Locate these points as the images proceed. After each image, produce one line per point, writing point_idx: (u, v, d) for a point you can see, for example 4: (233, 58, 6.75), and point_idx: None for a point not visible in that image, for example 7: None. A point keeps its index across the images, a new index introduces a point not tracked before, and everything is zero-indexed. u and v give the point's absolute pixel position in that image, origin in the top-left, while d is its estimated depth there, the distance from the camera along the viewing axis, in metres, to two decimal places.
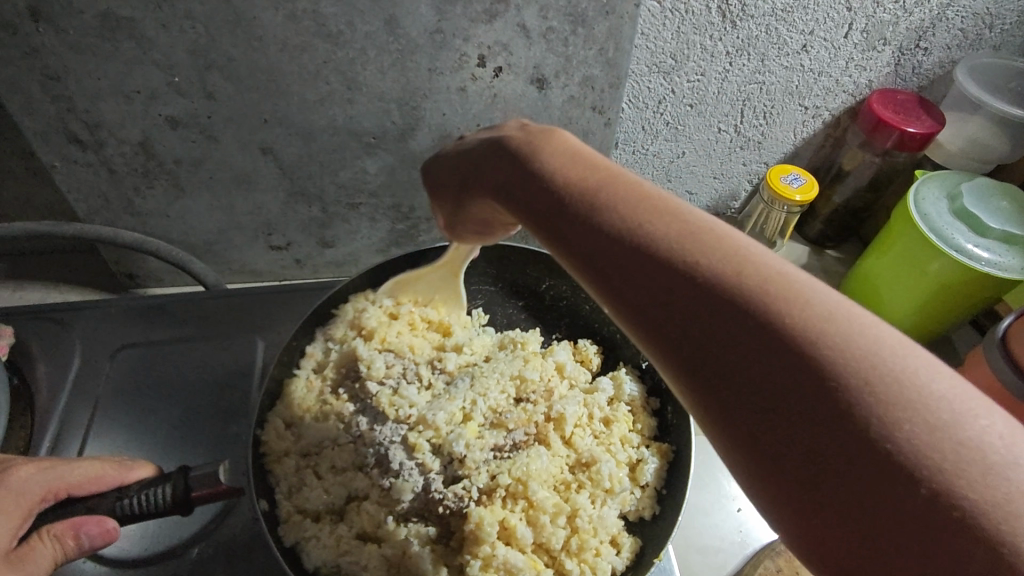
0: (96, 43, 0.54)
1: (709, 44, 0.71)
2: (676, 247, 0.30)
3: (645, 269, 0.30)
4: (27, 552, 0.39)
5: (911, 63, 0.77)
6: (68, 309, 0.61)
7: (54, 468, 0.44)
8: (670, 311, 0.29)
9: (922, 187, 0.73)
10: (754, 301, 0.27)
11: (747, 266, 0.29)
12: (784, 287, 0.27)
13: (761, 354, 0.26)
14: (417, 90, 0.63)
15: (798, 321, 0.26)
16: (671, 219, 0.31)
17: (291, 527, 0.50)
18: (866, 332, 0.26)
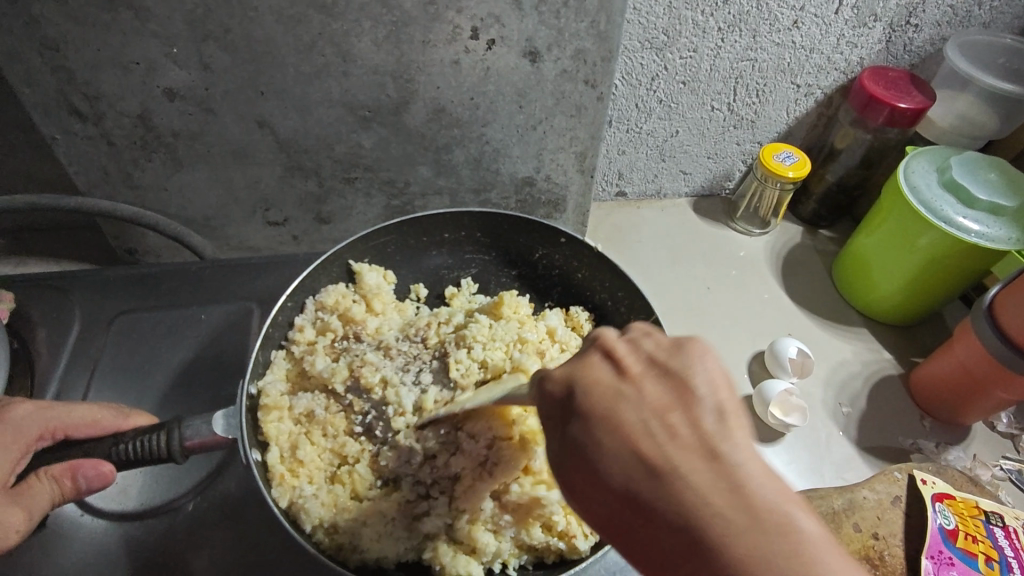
0: (95, 13, 0.56)
1: (701, 20, 0.71)
2: (634, 442, 0.32)
3: (605, 478, 0.33)
4: (27, 488, 0.43)
5: (902, 39, 0.78)
6: (67, 277, 0.62)
7: (54, 410, 0.46)
8: (620, 508, 0.32)
9: (912, 162, 0.74)
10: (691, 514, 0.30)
11: (693, 458, 0.31)
12: (721, 489, 0.30)
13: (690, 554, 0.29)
14: (411, 63, 0.64)
15: (722, 525, 0.29)
16: (631, 406, 0.34)
17: (286, 488, 0.49)
18: (787, 533, 0.28)
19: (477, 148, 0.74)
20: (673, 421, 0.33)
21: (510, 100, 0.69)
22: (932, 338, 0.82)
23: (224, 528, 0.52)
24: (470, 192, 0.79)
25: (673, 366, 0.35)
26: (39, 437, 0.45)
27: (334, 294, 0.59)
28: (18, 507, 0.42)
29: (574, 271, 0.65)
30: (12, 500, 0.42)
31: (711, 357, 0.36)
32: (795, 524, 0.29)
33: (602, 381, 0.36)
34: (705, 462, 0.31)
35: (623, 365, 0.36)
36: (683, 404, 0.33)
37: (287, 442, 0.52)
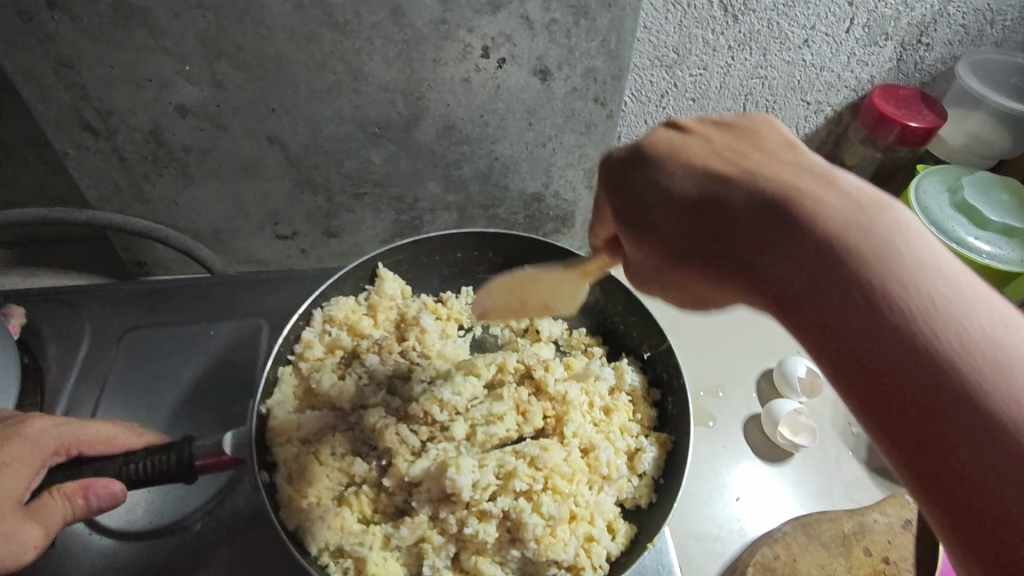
0: (109, 31, 0.56)
1: (711, 38, 0.71)
2: (766, 241, 0.36)
3: (731, 204, 0.37)
4: (41, 506, 0.42)
5: (913, 58, 0.78)
6: (77, 292, 0.62)
7: (68, 426, 0.46)
8: (749, 274, 0.37)
9: (923, 180, 0.74)
10: (852, 240, 0.33)
11: (780, 215, 0.35)
12: (849, 214, 0.35)
13: (869, 323, 0.32)
14: (422, 80, 0.64)
15: (873, 274, 0.33)
16: (757, 181, 0.37)
17: (293, 510, 0.49)
18: (893, 280, 0.32)
19: (486, 164, 0.74)
20: (799, 208, 0.35)
21: (520, 117, 0.69)
22: None
23: (231, 547, 0.52)
24: (479, 207, 0.79)
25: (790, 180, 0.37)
26: (53, 452, 0.45)
27: (345, 307, 0.60)
28: (31, 524, 0.41)
29: (588, 293, 0.65)
30: (27, 516, 0.42)
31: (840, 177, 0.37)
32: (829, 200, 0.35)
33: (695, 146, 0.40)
34: (788, 190, 0.36)
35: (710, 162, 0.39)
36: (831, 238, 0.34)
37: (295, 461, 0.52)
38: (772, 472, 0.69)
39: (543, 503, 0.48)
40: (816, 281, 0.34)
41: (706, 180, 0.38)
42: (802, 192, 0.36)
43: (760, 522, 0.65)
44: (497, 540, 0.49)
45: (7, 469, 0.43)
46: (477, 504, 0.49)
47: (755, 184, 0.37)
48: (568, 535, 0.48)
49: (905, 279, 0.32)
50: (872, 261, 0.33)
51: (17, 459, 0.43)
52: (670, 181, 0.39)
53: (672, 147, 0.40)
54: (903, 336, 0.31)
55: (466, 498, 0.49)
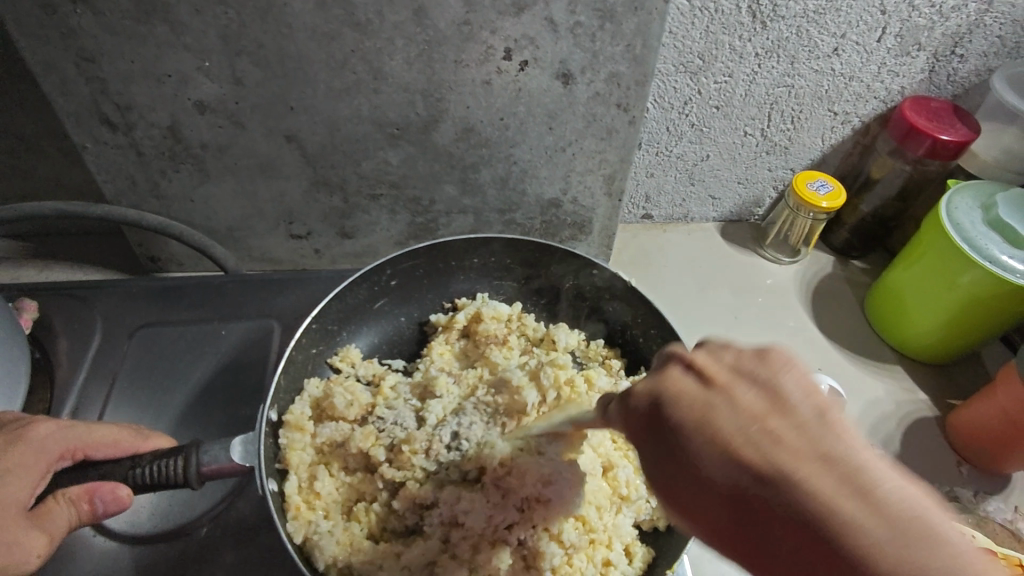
0: (130, 25, 0.55)
1: (738, 45, 0.70)
2: (729, 444, 0.31)
3: (711, 481, 0.31)
4: (45, 512, 0.41)
5: (946, 70, 0.75)
6: (91, 287, 0.62)
7: (74, 429, 0.46)
8: (725, 516, 0.31)
9: (955, 196, 0.71)
10: (772, 487, 0.29)
11: (744, 381, 0.33)
12: (749, 431, 0.30)
13: (803, 533, 0.28)
14: (442, 82, 0.63)
15: (847, 522, 0.27)
16: (706, 407, 0.32)
17: (300, 523, 0.48)
18: (843, 474, 0.28)
19: (504, 168, 0.73)
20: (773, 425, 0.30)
21: (541, 121, 0.68)
22: (969, 379, 0.79)
23: (235, 553, 0.51)
24: (495, 211, 0.78)
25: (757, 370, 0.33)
26: (59, 457, 0.45)
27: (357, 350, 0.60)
28: (33, 531, 0.41)
29: (606, 304, 0.63)
30: (32, 523, 0.41)
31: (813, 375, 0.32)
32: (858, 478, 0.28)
33: (688, 391, 0.33)
34: (738, 379, 0.33)
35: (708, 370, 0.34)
36: (781, 409, 0.31)
37: (307, 472, 0.51)
38: None
39: (560, 530, 0.48)
40: (782, 521, 0.28)
41: (659, 393, 0.34)
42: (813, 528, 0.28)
43: None
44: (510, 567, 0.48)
45: (10, 477, 0.42)
46: (490, 530, 0.49)
47: (731, 420, 0.31)
48: (584, 563, 0.48)
49: (839, 534, 0.27)
50: (829, 501, 0.27)
51: (21, 465, 0.43)
52: (705, 435, 0.32)
53: (690, 428, 0.32)
54: (830, 520, 0.27)
55: (480, 525, 0.49)
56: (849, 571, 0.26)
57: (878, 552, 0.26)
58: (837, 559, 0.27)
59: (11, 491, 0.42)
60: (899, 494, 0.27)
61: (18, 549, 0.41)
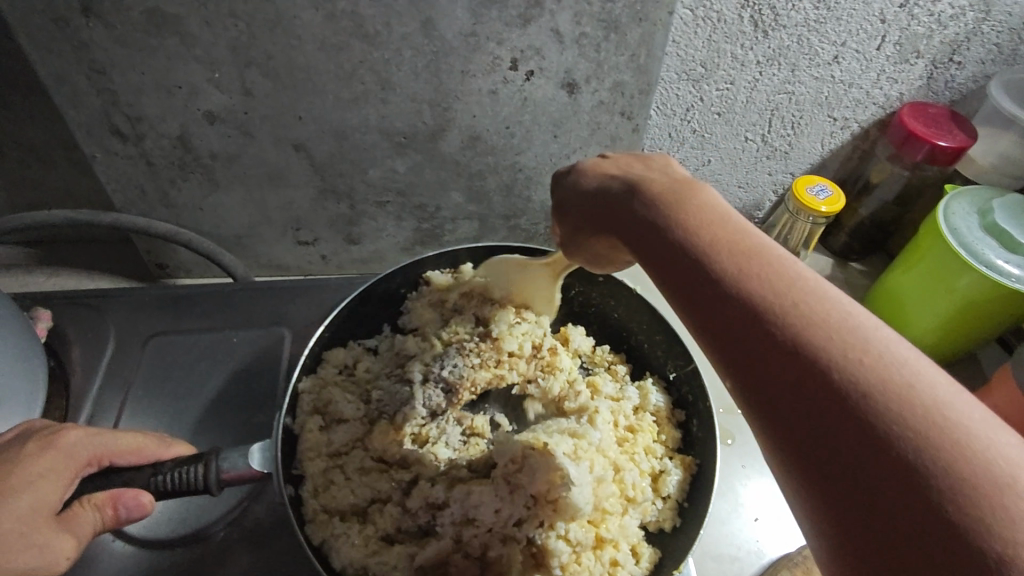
0: (141, 38, 0.56)
1: (740, 53, 0.71)
2: (740, 270, 0.33)
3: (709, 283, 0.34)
4: (73, 516, 0.42)
5: (944, 76, 0.76)
6: (103, 296, 0.63)
7: (101, 436, 0.46)
8: (719, 320, 0.32)
9: (953, 201, 0.73)
10: (791, 310, 0.31)
11: (740, 245, 0.35)
12: (779, 287, 0.32)
13: (829, 411, 0.28)
14: (449, 92, 0.64)
15: (844, 372, 0.28)
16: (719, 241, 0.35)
17: (319, 525, 0.49)
18: (855, 346, 0.29)
19: (509, 176, 0.73)
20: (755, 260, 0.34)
21: (546, 130, 0.69)
22: (967, 380, 0.80)
23: (251, 557, 0.52)
24: (500, 217, 0.79)
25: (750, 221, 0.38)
26: (86, 463, 0.45)
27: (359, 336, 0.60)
28: (63, 535, 0.41)
29: (612, 310, 0.64)
30: (60, 527, 0.41)
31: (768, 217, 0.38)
32: (816, 292, 0.32)
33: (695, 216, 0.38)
34: (739, 238, 0.35)
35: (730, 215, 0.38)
36: (793, 281, 0.33)
37: (321, 478, 0.52)
38: None
39: (570, 530, 0.48)
40: (785, 386, 0.29)
41: (669, 227, 0.38)
42: (801, 307, 0.31)
43: (780, 542, 0.64)
44: (521, 565, 0.48)
45: (39, 480, 0.42)
46: (501, 527, 0.49)
47: (761, 281, 0.32)
48: (593, 563, 0.48)
49: (830, 376, 0.28)
50: (812, 318, 0.30)
51: (51, 468, 0.43)
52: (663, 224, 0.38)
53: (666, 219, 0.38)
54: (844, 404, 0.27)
55: (490, 520, 0.49)
56: (860, 444, 0.26)
57: (905, 443, 0.26)
58: (848, 424, 0.27)
59: (40, 495, 0.42)
60: (925, 387, 0.27)
61: (45, 553, 0.40)
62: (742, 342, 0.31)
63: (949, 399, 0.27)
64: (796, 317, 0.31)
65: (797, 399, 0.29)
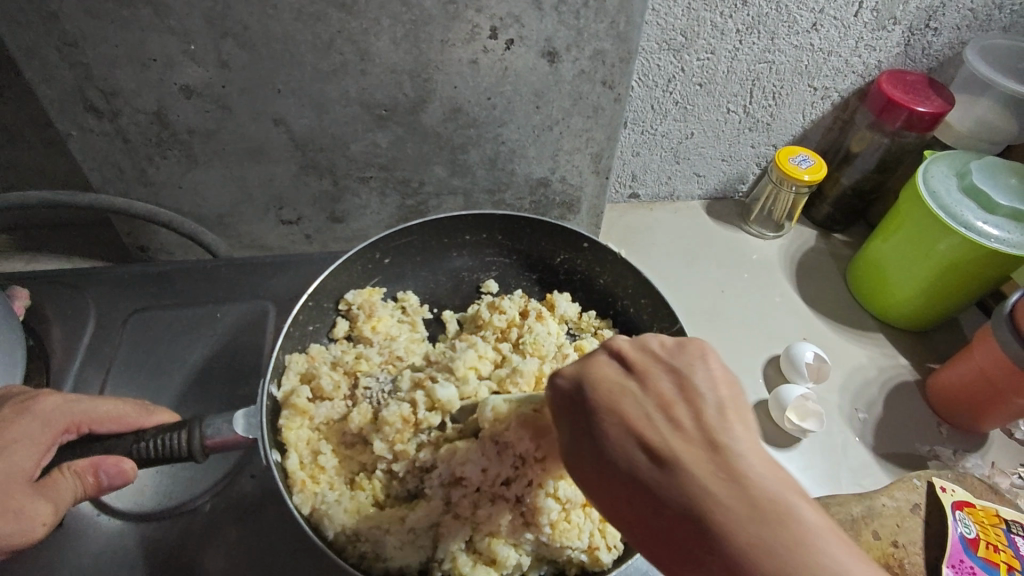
0: (112, 9, 0.55)
1: (720, 21, 0.71)
2: (635, 429, 0.36)
3: (612, 462, 0.36)
4: (50, 482, 0.43)
5: (922, 43, 0.77)
6: (82, 274, 0.62)
7: (79, 404, 0.47)
8: (636, 506, 0.35)
9: (931, 166, 0.74)
10: (694, 470, 0.34)
11: (686, 448, 0.35)
12: (700, 449, 0.34)
13: (706, 546, 0.32)
14: (429, 62, 0.64)
15: (726, 526, 0.32)
16: (638, 421, 0.37)
17: (306, 494, 0.49)
18: (773, 502, 0.32)
19: (492, 149, 0.73)
20: (675, 412, 0.37)
21: (528, 100, 0.69)
22: (948, 344, 0.81)
23: (238, 529, 0.51)
24: (485, 192, 0.79)
25: (674, 363, 0.40)
26: (64, 430, 0.46)
27: (363, 293, 0.61)
28: (40, 500, 0.42)
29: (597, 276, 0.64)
30: (37, 492, 0.43)
31: (712, 359, 0.40)
32: (760, 515, 0.32)
33: (609, 376, 0.39)
34: (702, 451, 0.34)
35: (630, 363, 0.40)
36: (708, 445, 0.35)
37: (306, 448, 0.52)
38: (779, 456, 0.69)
39: (559, 487, 0.48)
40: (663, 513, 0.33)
41: (598, 381, 0.39)
42: (707, 487, 0.33)
43: None
44: (511, 523, 0.48)
45: (15, 446, 0.43)
46: (490, 487, 0.49)
47: (691, 484, 0.33)
48: (583, 519, 0.48)
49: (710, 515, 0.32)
50: (712, 452, 0.34)
51: (27, 436, 0.44)
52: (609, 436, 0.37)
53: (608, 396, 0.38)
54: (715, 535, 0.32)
55: (477, 480, 0.49)
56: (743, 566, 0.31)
57: (766, 566, 0.30)
58: (709, 547, 0.32)
59: (16, 461, 0.43)
60: (802, 524, 0.31)
61: (22, 517, 0.42)
62: (654, 521, 0.34)
63: (812, 529, 0.31)
64: (720, 496, 0.32)
65: (692, 545, 0.32)
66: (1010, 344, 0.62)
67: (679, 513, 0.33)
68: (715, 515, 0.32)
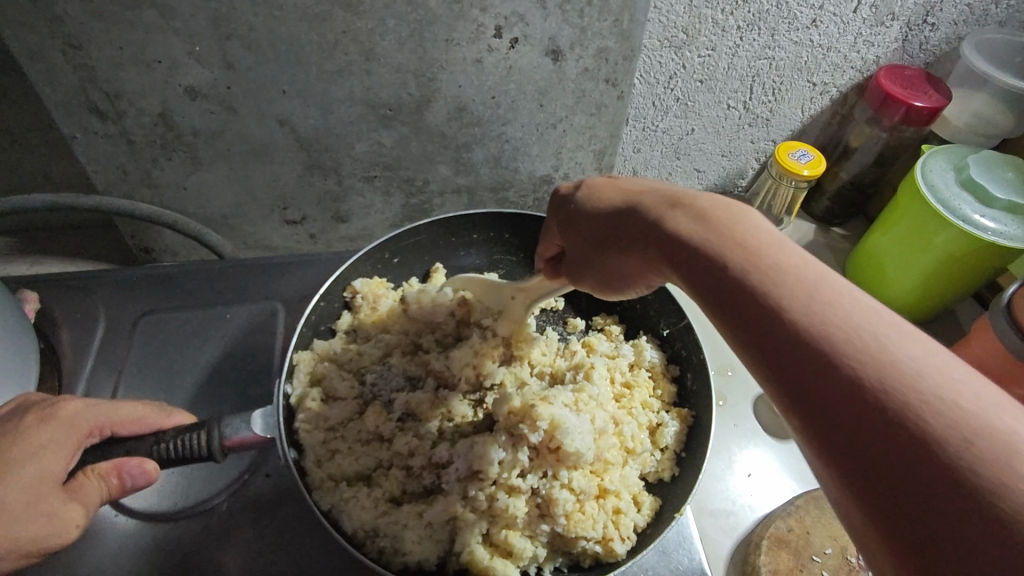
0: (117, 11, 0.55)
1: (721, 18, 0.71)
2: (702, 239, 0.37)
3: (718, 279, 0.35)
4: (80, 487, 0.43)
5: (919, 38, 0.78)
6: (90, 276, 0.62)
7: (100, 407, 0.46)
8: (761, 324, 0.32)
9: (929, 159, 0.75)
10: (771, 284, 0.33)
11: (742, 249, 0.36)
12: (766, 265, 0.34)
13: (863, 432, 0.27)
14: (434, 61, 0.64)
15: (888, 398, 0.27)
16: (730, 254, 0.36)
17: (325, 492, 0.49)
18: (877, 337, 0.29)
19: (496, 147, 0.74)
20: (774, 279, 0.33)
21: (531, 99, 0.69)
22: (946, 335, 0.83)
23: (255, 528, 0.52)
24: (488, 189, 0.79)
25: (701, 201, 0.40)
26: (87, 433, 0.45)
27: (371, 283, 0.61)
28: (71, 504, 0.42)
29: None
30: (67, 496, 0.42)
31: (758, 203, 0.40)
32: (849, 318, 0.30)
33: (675, 204, 0.41)
34: (752, 246, 0.35)
35: (709, 217, 0.38)
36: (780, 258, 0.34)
37: (322, 447, 0.52)
38: (782, 447, 0.71)
39: (573, 479, 0.49)
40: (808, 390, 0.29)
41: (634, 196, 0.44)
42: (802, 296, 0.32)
43: (768, 498, 0.67)
44: (527, 516, 0.49)
45: (43, 451, 0.43)
46: (506, 480, 0.49)
47: (780, 287, 0.33)
48: (597, 511, 0.49)
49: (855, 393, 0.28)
50: (809, 304, 0.31)
51: (54, 440, 0.43)
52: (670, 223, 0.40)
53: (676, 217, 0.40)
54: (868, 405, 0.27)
55: (495, 473, 0.49)
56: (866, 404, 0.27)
57: (889, 395, 0.27)
58: (862, 412, 0.27)
59: (45, 464, 0.42)
60: (918, 368, 0.28)
61: (54, 522, 0.41)
62: (775, 347, 0.31)
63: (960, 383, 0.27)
64: (809, 318, 0.31)
65: (825, 387, 0.29)
66: (1009, 335, 0.63)
67: (791, 344, 0.30)
68: (800, 307, 0.31)
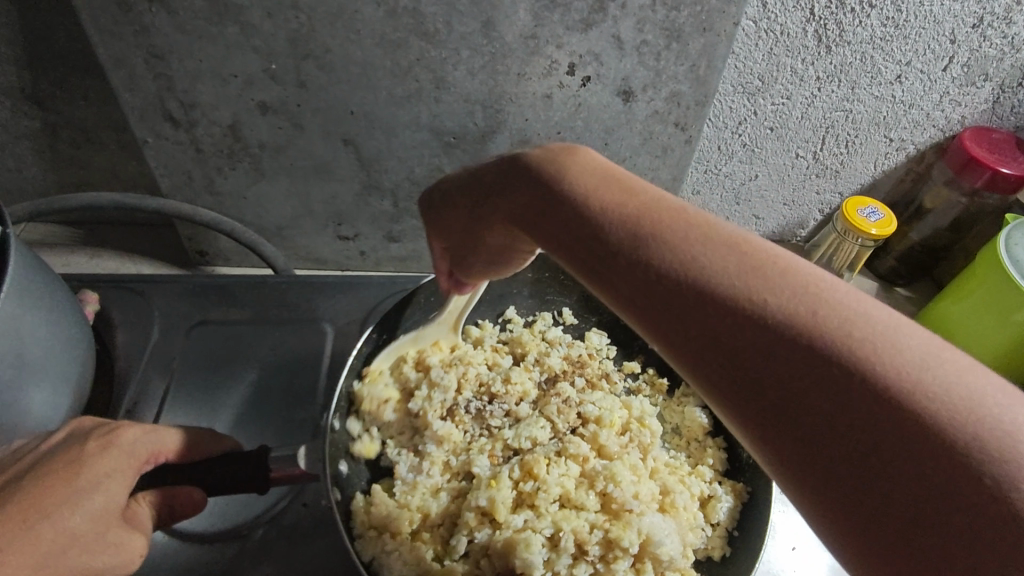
0: (203, 26, 0.56)
1: (800, 68, 0.69)
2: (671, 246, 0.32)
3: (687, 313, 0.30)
4: (133, 513, 0.44)
5: (1011, 101, 0.74)
6: (148, 281, 0.63)
7: (156, 434, 0.46)
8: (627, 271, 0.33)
9: (1015, 231, 0.70)
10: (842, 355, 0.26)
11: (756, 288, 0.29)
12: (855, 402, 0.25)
13: (870, 421, 0.24)
14: (503, 94, 0.63)
15: (890, 374, 0.25)
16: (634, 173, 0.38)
17: (368, 542, 0.49)
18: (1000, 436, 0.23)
19: None
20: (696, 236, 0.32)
21: (597, 136, 0.68)
22: None
23: (286, 555, 0.52)
24: None
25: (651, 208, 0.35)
26: (144, 460, 0.45)
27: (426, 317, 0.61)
28: (130, 535, 0.42)
29: None
30: (127, 526, 0.43)
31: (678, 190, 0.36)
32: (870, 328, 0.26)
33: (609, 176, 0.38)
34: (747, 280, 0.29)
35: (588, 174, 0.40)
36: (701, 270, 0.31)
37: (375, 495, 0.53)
38: None
39: (622, 570, 0.47)
40: (768, 394, 0.27)
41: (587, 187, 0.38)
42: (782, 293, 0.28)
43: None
44: None
45: (108, 480, 0.42)
46: (552, 575, 0.48)
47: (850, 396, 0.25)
48: None
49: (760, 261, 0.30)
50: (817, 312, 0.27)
51: (117, 469, 0.43)
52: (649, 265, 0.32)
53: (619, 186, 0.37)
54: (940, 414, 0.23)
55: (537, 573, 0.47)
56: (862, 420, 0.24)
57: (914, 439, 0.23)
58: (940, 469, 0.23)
59: (109, 496, 0.41)
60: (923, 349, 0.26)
61: (120, 552, 0.41)
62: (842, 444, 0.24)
63: None
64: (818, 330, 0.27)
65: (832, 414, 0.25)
66: None
67: (853, 419, 0.24)
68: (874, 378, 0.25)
